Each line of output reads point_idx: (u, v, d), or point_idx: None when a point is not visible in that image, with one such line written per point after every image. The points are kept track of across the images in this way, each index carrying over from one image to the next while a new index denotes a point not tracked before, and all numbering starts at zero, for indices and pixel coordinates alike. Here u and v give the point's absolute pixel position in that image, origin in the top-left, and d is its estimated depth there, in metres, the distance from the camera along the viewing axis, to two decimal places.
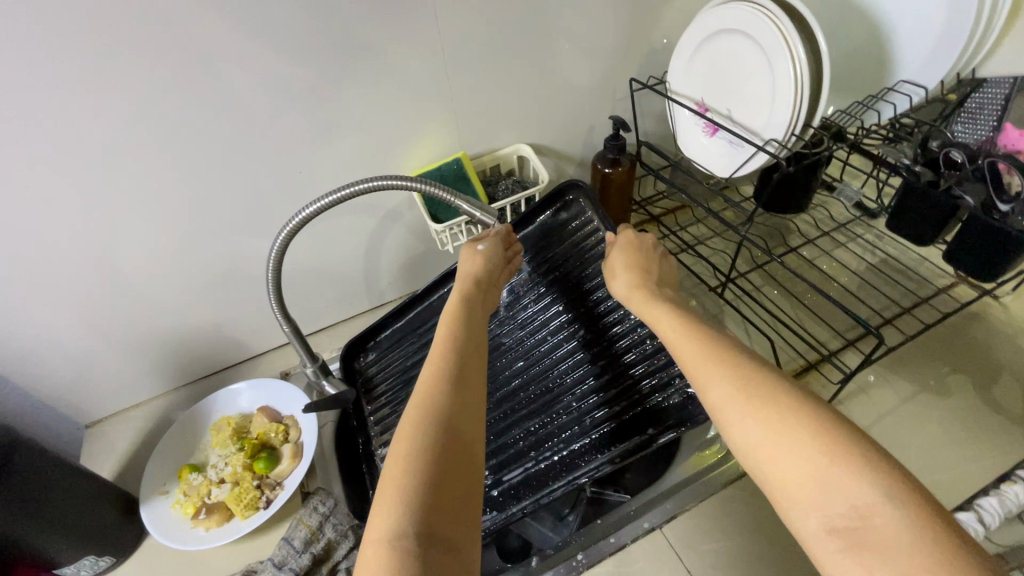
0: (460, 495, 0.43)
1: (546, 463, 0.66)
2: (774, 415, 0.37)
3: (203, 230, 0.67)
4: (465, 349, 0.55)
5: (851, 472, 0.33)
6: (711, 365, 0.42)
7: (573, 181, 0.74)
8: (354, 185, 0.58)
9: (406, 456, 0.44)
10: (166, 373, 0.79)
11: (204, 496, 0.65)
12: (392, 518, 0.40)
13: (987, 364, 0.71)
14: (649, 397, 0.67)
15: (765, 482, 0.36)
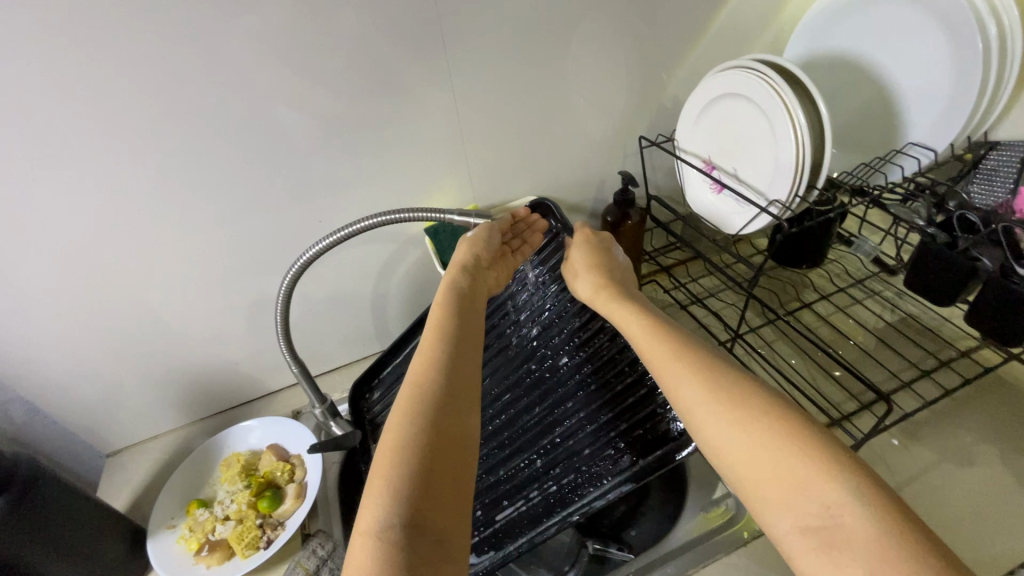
0: (450, 483, 0.45)
1: (540, 499, 0.63)
2: (751, 420, 0.42)
3: (230, 271, 0.72)
4: (453, 336, 0.56)
5: (820, 474, 0.37)
6: (693, 377, 0.46)
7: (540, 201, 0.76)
8: (352, 226, 0.61)
9: (396, 447, 0.46)
10: (186, 407, 0.83)
11: (207, 532, 0.67)
12: (382, 510, 0.42)
13: (1013, 433, 0.67)
14: (639, 424, 0.66)
15: (745, 486, 0.40)
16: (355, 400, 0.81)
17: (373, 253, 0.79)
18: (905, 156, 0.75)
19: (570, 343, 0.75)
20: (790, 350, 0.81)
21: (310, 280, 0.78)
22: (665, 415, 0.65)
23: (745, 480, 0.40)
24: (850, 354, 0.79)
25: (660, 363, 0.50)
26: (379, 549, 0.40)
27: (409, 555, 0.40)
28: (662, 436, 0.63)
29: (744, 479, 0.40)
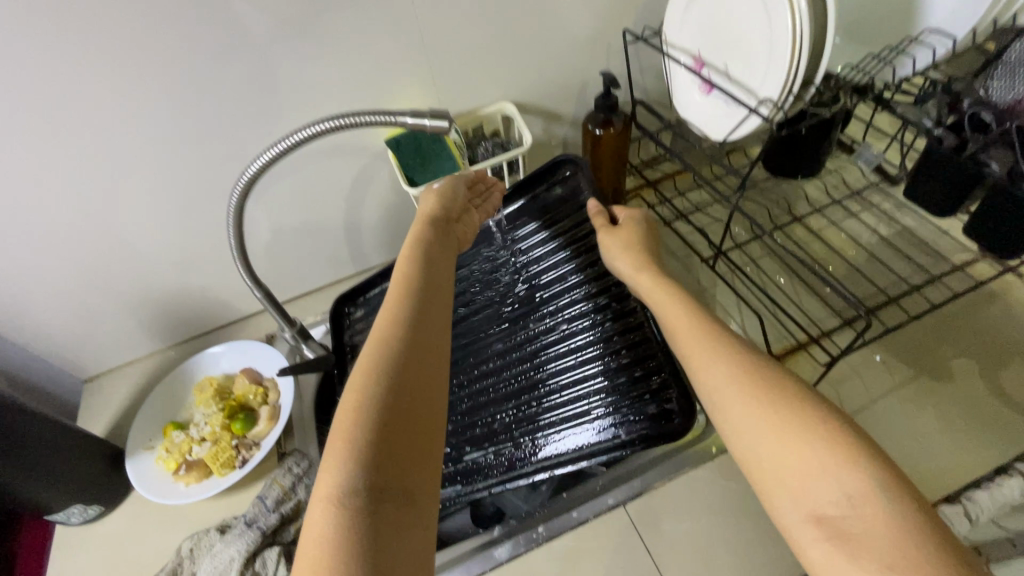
0: (417, 443, 0.43)
1: (518, 446, 0.65)
2: (782, 412, 0.42)
3: (176, 190, 0.66)
4: (425, 292, 0.53)
5: (846, 466, 0.38)
6: (720, 366, 0.46)
7: (572, 156, 0.77)
8: (301, 131, 0.52)
9: (360, 412, 0.43)
10: (156, 333, 0.81)
11: (184, 453, 0.68)
12: (347, 474, 0.40)
13: (997, 348, 0.65)
14: (620, 393, 0.64)
15: (763, 476, 0.41)
16: (337, 318, 0.79)
17: (332, 169, 0.73)
18: (918, 47, 0.67)
19: (566, 305, 0.72)
20: (776, 266, 0.77)
21: (267, 200, 0.72)
22: (653, 398, 0.62)
23: (763, 468, 0.41)
24: (839, 270, 0.76)
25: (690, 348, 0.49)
26: (344, 516, 0.38)
27: (374, 521, 0.39)
28: (646, 415, 0.62)
29: (763, 466, 0.41)
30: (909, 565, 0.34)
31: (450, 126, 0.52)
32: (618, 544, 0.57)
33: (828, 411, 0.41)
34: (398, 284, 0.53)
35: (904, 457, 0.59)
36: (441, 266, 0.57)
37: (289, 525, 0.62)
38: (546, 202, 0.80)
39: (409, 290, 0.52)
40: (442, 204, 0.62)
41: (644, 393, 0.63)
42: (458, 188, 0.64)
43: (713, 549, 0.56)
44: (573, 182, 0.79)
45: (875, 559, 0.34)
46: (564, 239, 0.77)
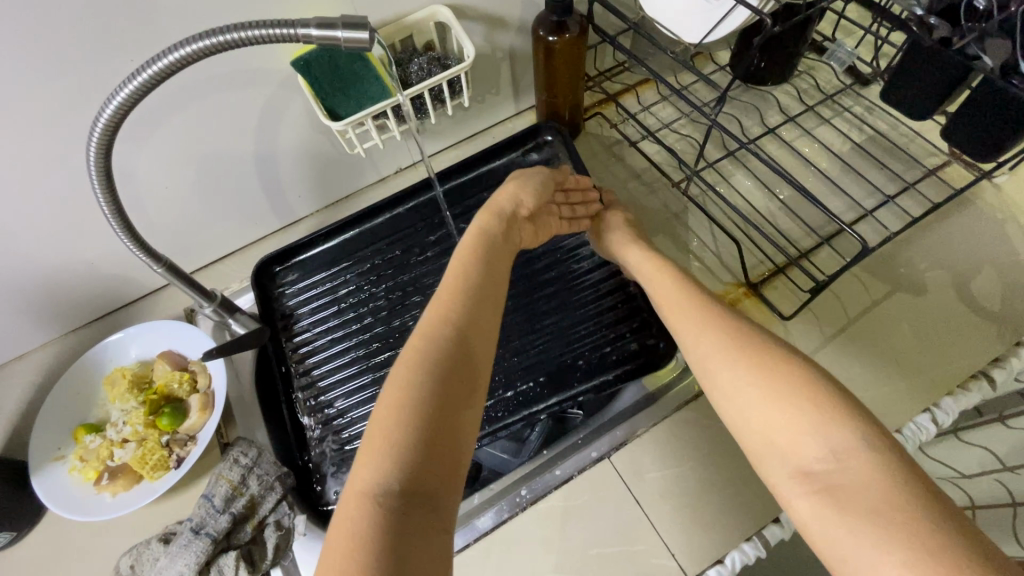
0: (457, 446, 0.37)
1: (498, 399, 0.61)
2: (767, 367, 0.40)
3: (15, 148, 0.51)
4: (482, 296, 0.46)
5: (832, 419, 0.36)
6: (706, 334, 0.45)
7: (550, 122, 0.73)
8: (167, 56, 0.38)
9: (405, 406, 0.37)
10: (42, 320, 0.66)
11: (105, 458, 0.58)
12: (380, 469, 0.34)
13: (972, 255, 0.64)
14: (601, 334, 0.63)
15: (745, 434, 0.39)
16: (263, 279, 0.69)
17: (229, 104, 0.58)
18: None
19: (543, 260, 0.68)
20: (751, 185, 0.71)
21: (148, 150, 0.58)
22: (632, 334, 0.62)
23: (755, 434, 0.39)
24: (813, 185, 0.71)
25: (682, 320, 0.47)
26: (374, 515, 0.32)
27: (405, 522, 0.32)
28: (627, 353, 0.62)
29: (751, 429, 0.39)
30: (903, 518, 0.31)
31: (373, 40, 0.40)
32: (603, 498, 0.55)
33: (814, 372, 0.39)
34: (449, 286, 0.47)
35: (879, 378, 0.59)
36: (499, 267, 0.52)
37: (244, 525, 0.55)
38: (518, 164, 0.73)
39: (460, 291, 0.46)
40: (515, 198, 0.58)
41: (624, 335, 0.63)
42: (540, 184, 0.59)
43: (701, 493, 0.54)
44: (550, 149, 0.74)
45: (865, 511, 0.32)
46: None
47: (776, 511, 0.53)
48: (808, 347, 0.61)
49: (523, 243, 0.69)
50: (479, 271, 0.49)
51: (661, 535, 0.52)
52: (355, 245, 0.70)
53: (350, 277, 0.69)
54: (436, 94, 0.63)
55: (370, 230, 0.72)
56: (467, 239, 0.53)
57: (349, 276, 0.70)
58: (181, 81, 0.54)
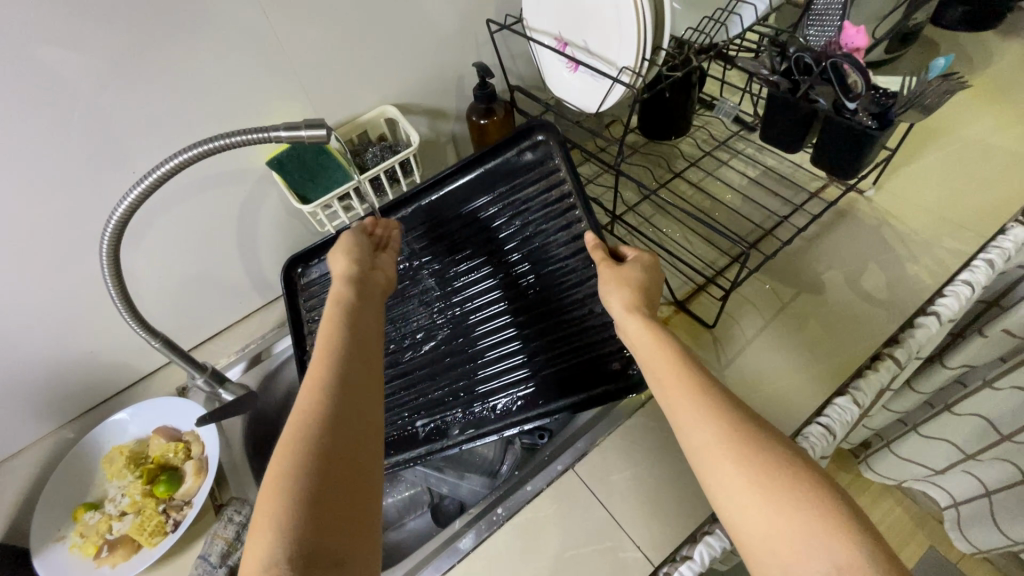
0: (353, 513, 0.37)
1: (482, 410, 0.69)
2: (776, 474, 0.39)
3: (32, 251, 0.60)
4: (358, 347, 0.47)
5: (841, 536, 0.35)
6: (705, 422, 0.43)
7: (543, 121, 0.70)
8: (166, 163, 0.49)
9: (284, 481, 0.37)
10: (45, 412, 0.72)
11: (103, 533, 0.61)
12: (273, 555, 0.33)
13: (856, 255, 0.76)
14: (586, 356, 0.69)
15: (742, 538, 0.39)
16: (290, 284, 0.75)
17: (215, 200, 0.69)
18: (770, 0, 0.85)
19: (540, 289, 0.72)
20: (668, 222, 0.83)
21: (146, 245, 0.67)
22: (617, 353, 0.68)
23: (736, 520, 0.39)
24: (722, 215, 0.84)
25: (670, 396, 0.46)
26: None
27: None
28: (611, 373, 0.67)
29: (754, 537, 0.38)
30: None
31: (329, 135, 0.52)
32: (572, 504, 0.60)
33: (825, 484, 0.38)
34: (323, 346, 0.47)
35: (797, 366, 0.67)
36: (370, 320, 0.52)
37: None
38: (513, 166, 0.73)
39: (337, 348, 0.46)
40: None
41: (609, 354, 0.69)
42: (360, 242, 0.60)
43: (658, 486, 0.60)
44: (545, 150, 0.72)
45: None
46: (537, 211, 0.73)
47: None
48: (737, 349, 0.70)
49: (529, 254, 0.73)
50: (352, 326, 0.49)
51: (627, 530, 0.57)
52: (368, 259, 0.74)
53: None
54: (391, 176, 0.75)
55: None
56: (329, 302, 0.52)
57: None
58: (176, 185, 0.65)
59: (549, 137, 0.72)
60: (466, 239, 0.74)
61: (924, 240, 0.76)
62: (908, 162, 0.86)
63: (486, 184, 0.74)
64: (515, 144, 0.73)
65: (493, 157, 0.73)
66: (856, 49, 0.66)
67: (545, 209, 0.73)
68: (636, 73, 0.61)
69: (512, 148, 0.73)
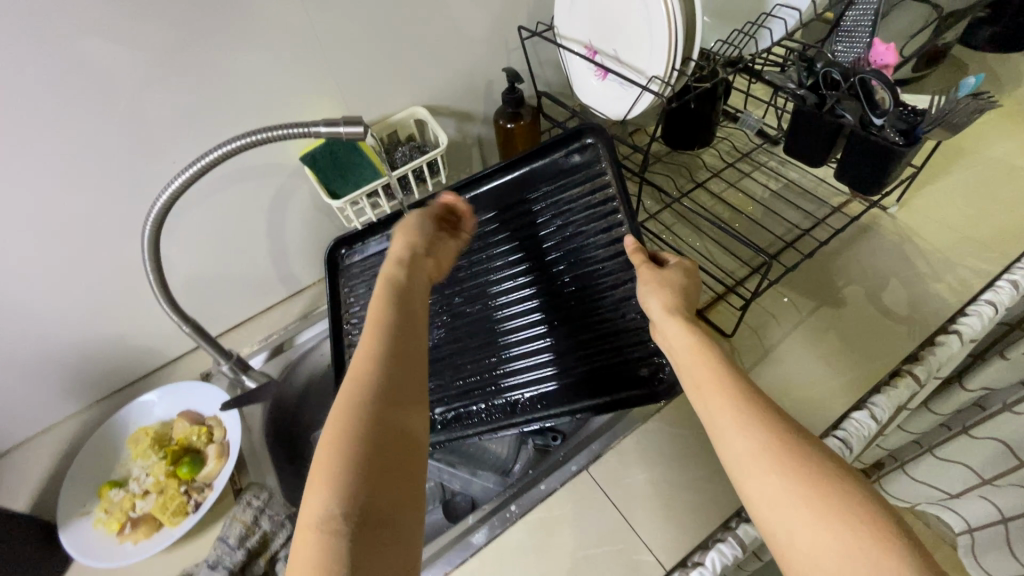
0: (402, 479, 0.40)
1: (502, 402, 0.71)
2: (816, 476, 0.38)
3: (72, 233, 0.62)
4: (403, 322, 0.49)
5: (885, 547, 0.34)
6: (740, 421, 0.43)
7: (592, 124, 0.68)
8: (210, 154, 0.51)
9: (342, 439, 0.40)
10: (73, 391, 0.74)
11: (127, 510, 0.63)
12: (328, 503, 0.37)
13: (878, 272, 0.76)
14: (613, 358, 0.69)
15: (771, 533, 0.39)
16: (332, 265, 0.78)
17: (248, 192, 0.71)
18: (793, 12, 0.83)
19: (572, 290, 0.72)
20: (689, 230, 0.84)
21: (180, 232, 0.69)
22: (643, 359, 0.68)
23: (763, 510, 0.39)
24: (743, 227, 0.84)
25: (706, 397, 0.46)
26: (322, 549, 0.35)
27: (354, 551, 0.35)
28: (636, 378, 0.67)
29: (786, 536, 0.38)
30: None
31: (366, 132, 0.53)
32: (584, 505, 0.60)
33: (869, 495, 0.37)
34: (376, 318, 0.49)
35: (814, 379, 0.67)
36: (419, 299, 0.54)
37: (257, 559, 0.60)
38: (560, 168, 0.71)
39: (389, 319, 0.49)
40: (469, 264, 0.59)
41: (636, 357, 0.69)
42: (422, 227, 0.62)
43: (672, 492, 0.60)
44: (593, 153, 0.70)
45: None
46: (579, 214, 0.71)
47: (738, 504, 0.59)
48: (753, 360, 0.70)
49: (567, 256, 0.72)
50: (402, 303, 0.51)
51: (639, 534, 0.58)
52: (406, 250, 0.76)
53: None
54: (418, 175, 0.76)
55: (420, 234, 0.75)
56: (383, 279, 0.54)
57: None
58: (213, 175, 0.67)
59: (598, 141, 0.69)
60: (502, 236, 0.74)
61: (947, 258, 0.75)
62: (932, 180, 0.85)
63: (528, 183, 0.73)
64: (562, 147, 0.71)
65: (539, 158, 0.72)
66: (885, 66, 0.66)
67: (588, 211, 0.71)
68: (666, 80, 0.62)
69: (561, 149, 0.71)
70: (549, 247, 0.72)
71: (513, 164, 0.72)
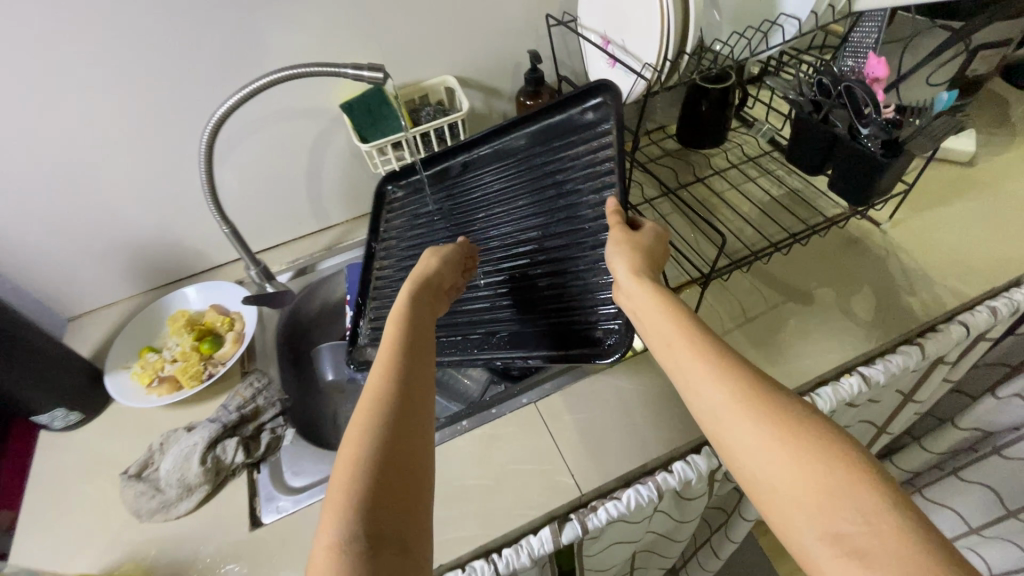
0: (410, 485, 0.41)
1: (460, 338, 0.76)
2: (794, 432, 0.38)
3: (153, 141, 0.77)
4: (407, 338, 0.52)
5: (861, 481, 0.35)
6: (714, 388, 0.42)
7: (606, 81, 0.70)
8: (259, 79, 0.63)
9: (358, 456, 0.41)
10: (134, 277, 0.89)
11: (156, 370, 0.77)
12: (346, 523, 0.37)
13: (854, 278, 0.78)
14: (573, 315, 0.71)
15: (764, 499, 0.38)
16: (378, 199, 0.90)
17: (295, 130, 0.84)
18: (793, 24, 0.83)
19: (556, 243, 0.75)
20: (681, 219, 0.89)
21: (234, 155, 0.82)
22: (600, 321, 0.69)
23: (758, 480, 0.39)
24: (735, 222, 0.88)
25: (677, 362, 0.46)
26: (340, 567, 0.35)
27: (373, 569, 0.35)
28: (587, 339, 0.69)
29: (776, 493, 0.37)
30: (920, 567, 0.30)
31: (385, 78, 0.63)
32: (525, 431, 0.68)
33: (841, 436, 0.37)
34: (385, 337, 0.52)
35: (765, 362, 0.71)
36: (424, 318, 0.57)
37: (248, 424, 0.72)
38: (574, 124, 0.75)
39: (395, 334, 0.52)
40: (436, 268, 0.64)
41: (592, 320, 0.69)
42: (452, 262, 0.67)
43: (605, 433, 0.67)
44: (605, 111, 0.72)
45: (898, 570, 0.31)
46: (579, 169, 0.75)
47: (661, 452, 0.65)
48: None
49: (563, 209, 0.75)
50: (409, 321, 0.55)
51: (566, 461, 0.65)
52: (441, 181, 0.86)
53: (424, 215, 0.86)
54: (439, 135, 0.87)
55: (455, 167, 0.86)
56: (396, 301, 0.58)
57: (432, 210, 0.85)
58: (267, 110, 0.80)
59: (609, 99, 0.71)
60: (512, 181, 0.80)
61: (927, 275, 0.77)
62: (936, 206, 0.86)
63: (544, 137, 0.79)
64: (581, 102, 0.74)
65: (556, 112, 0.77)
66: (874, 78, 0.71)
67: (587, 168, 0.74)
68: (656, 70, 0.69)
69: (576, 107, 0.75)
70: (551, 197, 0.77)
71: (534, 116, 0.79)
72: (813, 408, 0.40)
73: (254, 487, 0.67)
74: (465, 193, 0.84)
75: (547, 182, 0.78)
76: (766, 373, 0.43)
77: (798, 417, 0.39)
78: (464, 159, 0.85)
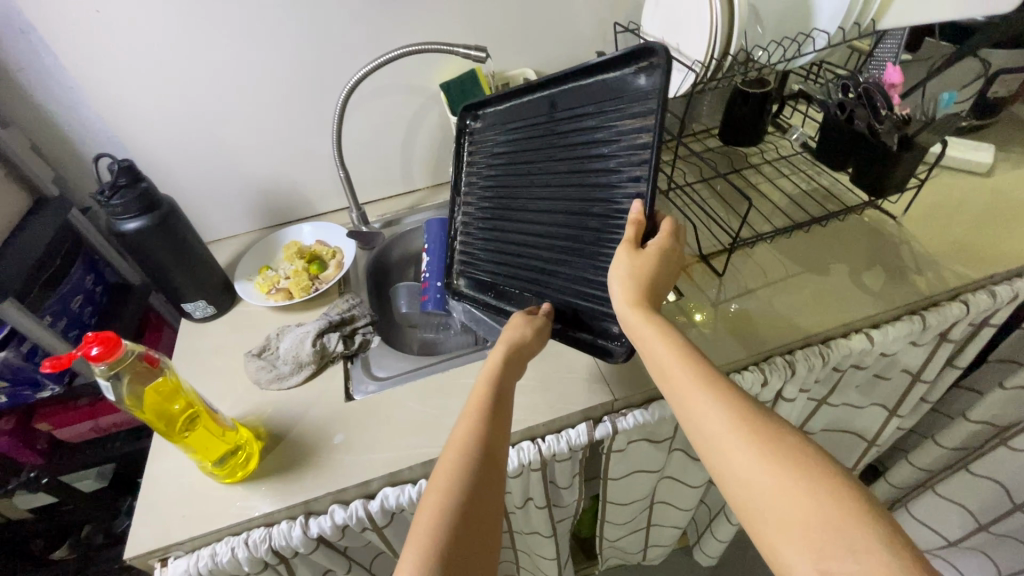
0: (480, 536, 0.49)
1: (516, 288, 0.82)
2: (789, 470, 0.43)
3: (293, 102, 0.97)
4: (493, 401, 0.59)
5: (858, 522, 0.39)
6: (720, 428, 0.47)
7: (655, 44, 0.63)
8: (391, 54, 0.82)
9: (442, 504, 0.50)
10: (256, 214, 1.10)
11: (274, 283, 0.95)
12: (422, 559, 0.46)
13: (868, 258, 0.89)
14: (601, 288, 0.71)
15: (759, 528, 0.43)
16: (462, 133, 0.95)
17: (399, 103, 1.03)
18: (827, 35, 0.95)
19: (595, 210, 0.73)
20: (717, 202, 1.02)
21: (350, 120, 1.02)
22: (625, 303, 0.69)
23: (750, 508, 0.44)
24: (765, 208, 1.00)
25: (682, 390, 0.51)
26: None
27: None
28: (606, 330, 0.71)
29: (768, 522, 0.42)
30: None
31: (485, 57, 0.80)
32: (570, 351, 0.82)
33: (840, 480, 0.42)
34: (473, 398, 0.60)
35: (780, 316, 0.83)
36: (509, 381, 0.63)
37: (346, 326, 0.89)
38: (624, 87, 0.69)
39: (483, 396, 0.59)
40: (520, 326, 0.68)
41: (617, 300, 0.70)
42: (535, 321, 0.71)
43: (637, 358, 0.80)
44: (655, 76, 0.65)
45: None
46: (620, 136, 0.69)
47: None
48: (735, 293, 0.87)
49: (605, 173, 0.72)
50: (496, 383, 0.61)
51: (603, 375, 0.78)
52: (513, 120, 0.86)
53: (500, 153, 0.87)
54: None
55: (521, 110, 0.84)
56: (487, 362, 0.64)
57: (503, 151, 0.87)
58: (381, 85, 0.99)
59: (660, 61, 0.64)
60: (562, 136, 0.78)
61: (935, 261, 0.87)
62: (951, 206, 0.97)
63: (595, 94, 0.73)
64: (631, 62, 0.67)
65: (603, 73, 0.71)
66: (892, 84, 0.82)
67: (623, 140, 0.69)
68: (704, 66, 0.83)
69: (628, 67, 0.68)
70: (596, 157, 0.73)
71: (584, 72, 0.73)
72: (816, 449, 0.44)
73: (348, 374, 0.83)
74: (530, 134, 0.83)
75: (592, 141, 0.73)
76: (775, 415, 0.48)
77: (802, 461, 0.43)
78: (526, 105, 0.83)
